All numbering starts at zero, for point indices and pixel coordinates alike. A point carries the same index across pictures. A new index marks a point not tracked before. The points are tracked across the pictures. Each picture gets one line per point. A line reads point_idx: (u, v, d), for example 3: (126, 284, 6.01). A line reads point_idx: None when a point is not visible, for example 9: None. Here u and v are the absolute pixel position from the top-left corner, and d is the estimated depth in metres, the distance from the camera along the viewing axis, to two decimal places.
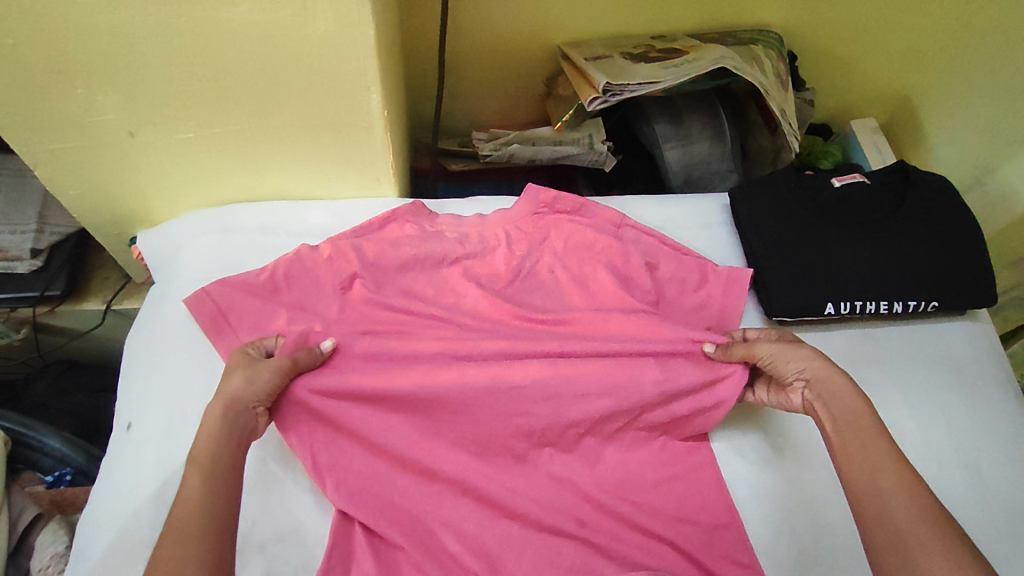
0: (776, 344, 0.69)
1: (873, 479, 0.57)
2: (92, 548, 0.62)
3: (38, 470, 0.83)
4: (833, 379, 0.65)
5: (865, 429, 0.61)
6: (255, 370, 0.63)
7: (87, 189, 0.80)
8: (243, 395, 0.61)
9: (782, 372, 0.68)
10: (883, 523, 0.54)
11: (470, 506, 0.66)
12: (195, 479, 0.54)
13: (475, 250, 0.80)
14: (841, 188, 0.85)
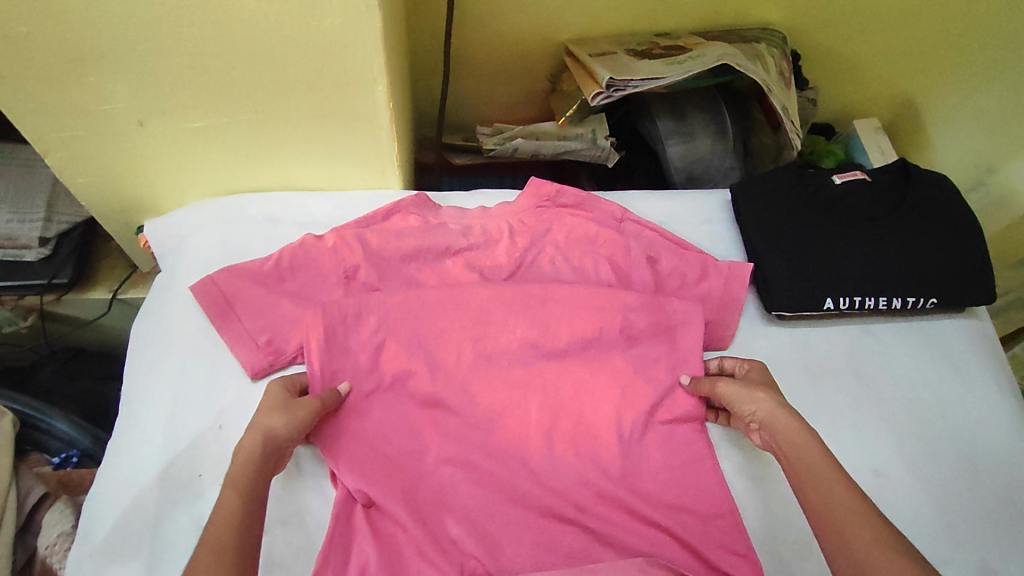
0: (734, 385, 0.69)
1: (820, 487, 0.58)
2: (97, 528, 0.63)
3: (45, 451, 0.83)
4: (781, 416, 0.65)
5: (811, 457, 0.61)
6: (295, 407, 0.64)
7: (96, 178, 0.82)
8: (280, 431, 0.62)
9: (740, 412, 0.69)
10: (831, 528, 0.55)
11: (470, 492, 0.67)
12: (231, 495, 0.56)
13: (477, 242, 0.81)
14: (841, 185, 0.85)
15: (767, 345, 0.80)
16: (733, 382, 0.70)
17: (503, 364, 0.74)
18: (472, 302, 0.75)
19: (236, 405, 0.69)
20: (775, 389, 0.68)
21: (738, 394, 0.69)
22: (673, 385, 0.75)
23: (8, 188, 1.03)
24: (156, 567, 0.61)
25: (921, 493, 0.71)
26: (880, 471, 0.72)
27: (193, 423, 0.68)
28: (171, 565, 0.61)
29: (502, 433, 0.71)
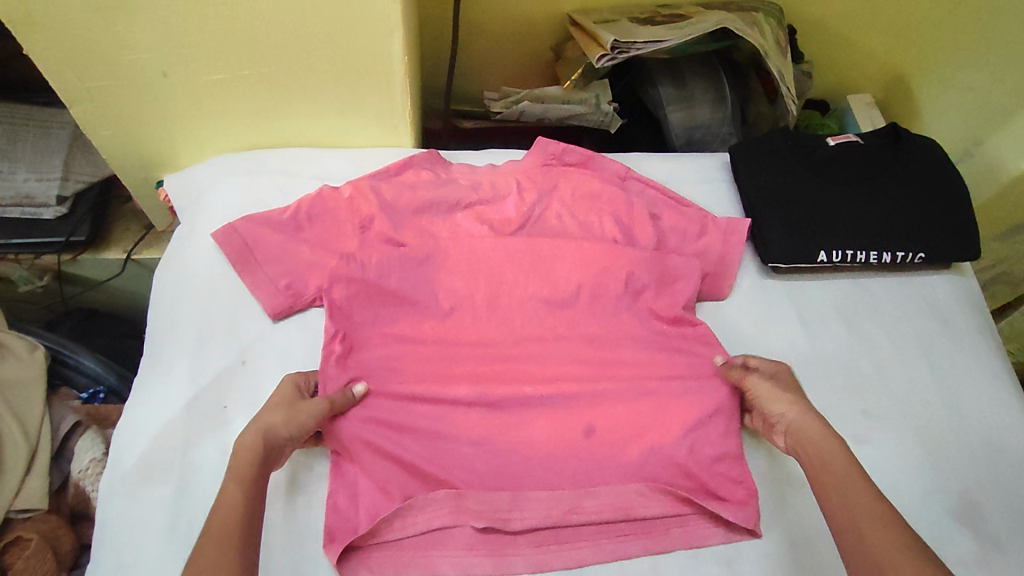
0: (768, 384, 0.71)
1: (840, 487, 0.60)
2: (128, 453, 0.67)
3: (73, 387, 0.86)
4: (811, 423, 0.67)
5: (835, 462, 0.62)
6: (296, 408, 0.65)
7: (119, 130, 0.84)
8: (278, 430, 0.63)
9: (768, 412, 0.70)
10: (850, 528, 0.57)
11: (483, 425, 0.71)
12: (232, 488, 0.58)
13: (486, 197, 0.84)
14: (834, 147, 0.89)
15: (762, 296, 0.84)
16: (764, 380, 0.72)
17: (512, 310, 0.78)
18: (483, 252, 0.80)
19: (259, 343, 0.73)
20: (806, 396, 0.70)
21: (770, 392, 0.70)
22: (673, 333, 0.79)
23: (26, 148, 1.06)
24: (187, 491, 0.64)
25: (906, 431, 0.76)
26: (869, 412, 0.76)
27: (218, 360, 0.71)
28: (200, 489, 0.65)
29: (512, 375, 0.74)
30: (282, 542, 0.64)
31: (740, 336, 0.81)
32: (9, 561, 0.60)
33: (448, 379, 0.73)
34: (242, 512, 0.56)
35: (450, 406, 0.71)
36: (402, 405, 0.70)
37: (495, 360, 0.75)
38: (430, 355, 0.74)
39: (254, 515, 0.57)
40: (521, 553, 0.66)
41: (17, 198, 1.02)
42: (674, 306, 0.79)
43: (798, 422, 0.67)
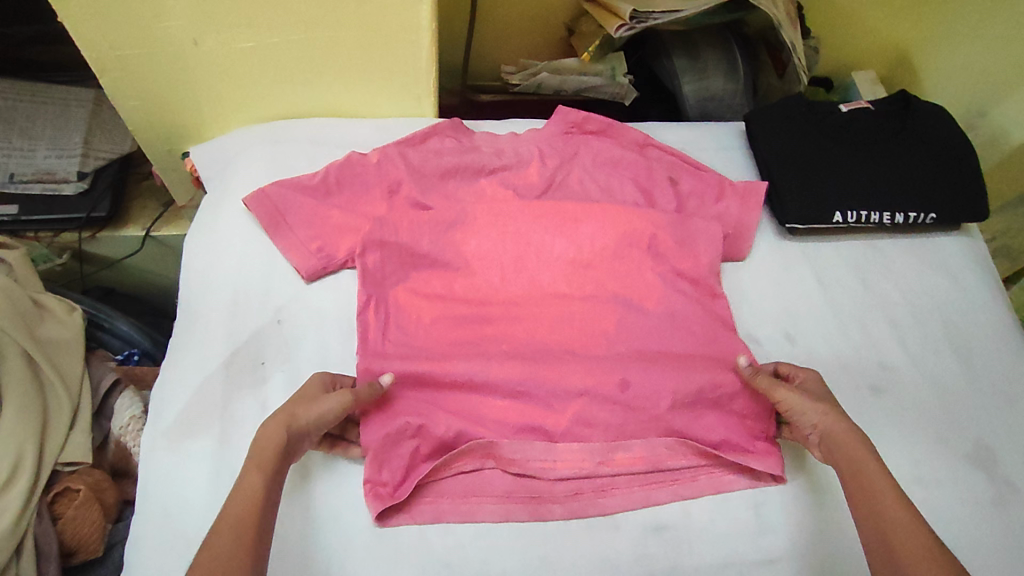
0: (798, 394, 0.68)
1: (871, 504, 0.59)
2: (168, 407, 0.68)
3: (108, 349, 0.87)
4: (846, 433, 0.65)
5: (867, 470, 0.62)
6: (322, 399, 0.63)
7: (147, 100, 0.85)
8: (305, 421, 0.61)
9: (798, 421, 0.69)
10: (881, 544, 0.57)
11: (515, 381, 0.72)
12: (253, 473, 0.56)
13: (510, 163, 0.86)
14: (847, 113, 0.92)
15: (779, 256, 0.86)
16: (793, 390, 0.69)
17: (539, 271, 0.79)
18: (509, 214, 0.81)
19: (293, 303, 0.74)
20: (835, 401, 0.68)
21: (798, 402, 0.68)
22: (697, 293, 0.81)
23: (45, 125, 1.07)
24: (228, 444, 0.66)
25: (923, 382, 0.78)
26: (886, 364, 0.79)
27: (253, 320, 0.73)
28: (241, 443, 0.66)
29: (541, 332, 0.76)
30: (319, 492, 0.65)
31: (760, 295, 0.83)
32: (60, 510, 0.63)
33: (480, 336, 0.75)
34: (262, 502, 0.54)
35: (482, 362, 0.73)
36: (436, 362, 0.72)
37: (524, 319, 0.76)
38: (461, 313, 0.76)
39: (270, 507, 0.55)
40: (557, 501, 0.67)
41: (38, 174, 1.03)
42: (697, 266, 0.81)
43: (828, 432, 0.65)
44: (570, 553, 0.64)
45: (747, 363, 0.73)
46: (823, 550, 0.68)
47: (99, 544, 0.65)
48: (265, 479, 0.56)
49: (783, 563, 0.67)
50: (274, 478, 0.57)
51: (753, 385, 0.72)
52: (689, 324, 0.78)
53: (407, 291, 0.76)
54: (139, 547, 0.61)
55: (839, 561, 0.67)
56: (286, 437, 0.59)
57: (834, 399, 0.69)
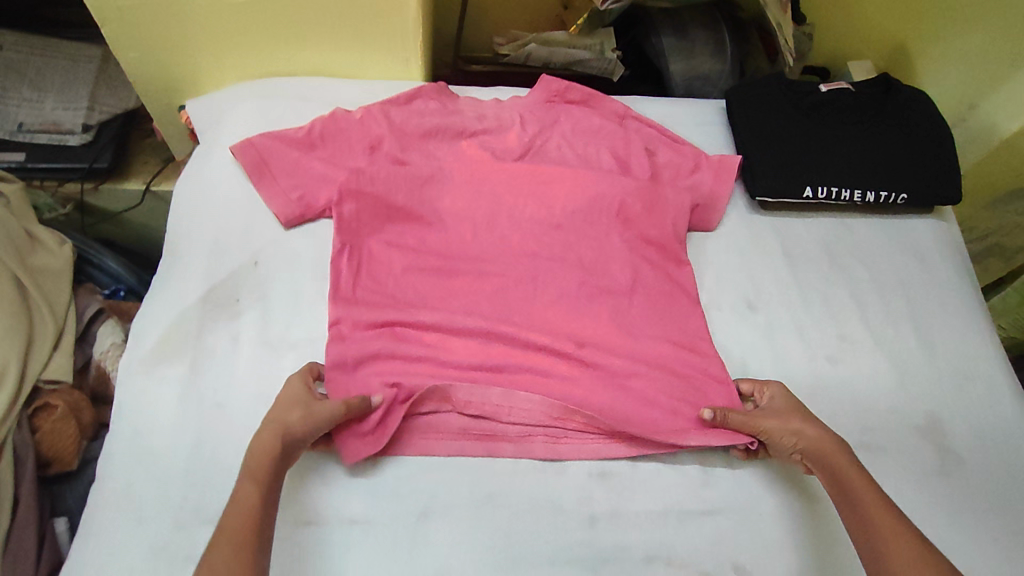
0: (773, 421, 0.67)
1: (862, 516, 0.60)
2: (147, 336, 0.71)
3: (96, 284, 0.93)
4: (828, 447, 0.65)
5: (850, 480, 0.62)
6: (315, 408, 0.63)
7: (146, 52, 0.89)
8: (299, 430, 0.61)
9: (777, 445, 0.67)
10: (872, 551, 0.57)
11: (478, 332, 0.74)
12: (247, 484, 0.57)
13: (491, 127, 0.88)
14: (827, 93, 0.93)
15: (749, 228, 0.88)
16: (767, 416, 0.69)
17: (510, 231, 0.82)
18: (484, 175, 0.84)
19: (271, 247, 0.78)
20: (811, 416, 0.68)
21: (776, 425, 0.67)
22: (665, 261, 0.82)
23: (55, 79, 1.12)
24: (199, 372, 0.69)
25: (881, 358, 0.80)
26: (845, 337, 0.81)
27: (233, 261, 0.76)
28: (211, 371, 0.70)
29: (508, 288, 0.78)
30: (302, 460, 0.66)
31: (728, 265, 0.85)
32: (38, 423, 0.69)
33: (449, 289, 0.77)
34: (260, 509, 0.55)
35: (448, 313, 0.75)
36: (404, 310, 0.75)
37: (493, 274, 0.79)
38: (431, 265, 0.78)
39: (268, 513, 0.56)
40: (510, 444, 0.69)
41: (46, 125, 1.08)
42: (666, 234, 0.83)
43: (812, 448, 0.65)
44: (518, 489, 0.67)
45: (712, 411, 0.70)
46: (768, 503, 0.69)
47: (75, 458, 0.72)
48: (257, 488, 0.57)
49: (727, 512, 0.68)
50: (267, 487, 0.57)
51: (728, 426, 0.70)
52: (653, 287, 0.80)
53: (381, 242, 0.79)
54: (110, 464, 0.65)
55: (783, 514, 0.69)
56: (280, 447, 0.60)
57: (808, 413, 0.69)
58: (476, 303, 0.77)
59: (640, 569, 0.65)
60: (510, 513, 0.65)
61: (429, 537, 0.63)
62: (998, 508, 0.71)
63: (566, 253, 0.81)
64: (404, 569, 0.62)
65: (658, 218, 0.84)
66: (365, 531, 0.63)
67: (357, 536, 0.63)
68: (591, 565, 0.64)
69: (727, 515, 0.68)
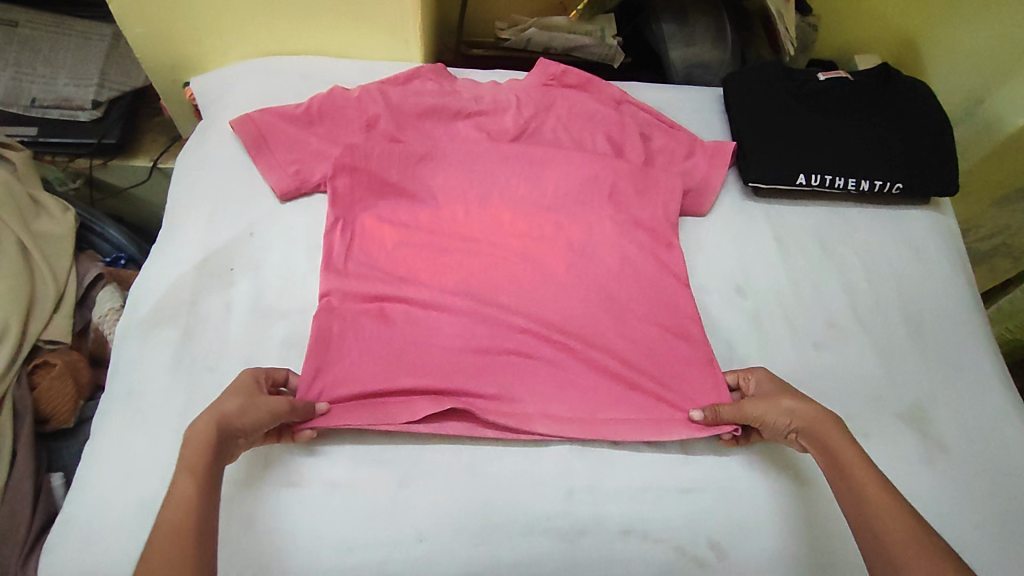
0: (762, 402, 0.67)
1: (853, 489, 0.59)
2: (144, 301, 0.73)
3: (97, 252, 0.98)
4: (821, 423, 0.64)
5: (844, 454, 0.61)
6: (259, 401, 0.60)
7: (153, 28, 0.91)
8: (235, 419, 0.58)
9: (772, 427, 0.67)
10: (865, 526, 0.56)
11: (466, 306, 0.75)
12: (183, 477, 0.53)
13: (487, 109, 0.89)
14: (824, 82, 0.93)
15: (742, 214, 0.88)
16: (761, 398, 0.68)
17: (502, 210, 0.83)
18: (478, 156, 0.85)
19: (267, 219, 0.79)
20: (799, 392, 0.68)
21: (766, 405, 0.67)
22: (656, 243, 0.83)
23: (68, 56, 1.14)
24: (193, 337, 0.71)
25: (869, 347, 0.80)
26: (833, 324, 0.81)
27: (228, 233, 0.78)
28: (204, 337, 0.71)
29: (499, 264, 0.79)
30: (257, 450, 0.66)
31: (718, 250, 0.85)
32: (37, 379, 0.75)
33: (438, 265, 0.78)
34: (196, 503, 0.51)
35: (437, 287, 0.76)
36: (393, 284, 0.76)
37: (482, 250, 0.80)
38: (422, 243, 0.80)
39: (210, 505, 0.53)
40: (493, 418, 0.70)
41: (58, 100, 1.11)
42: (659, 216, 0.84)
43: (804, 424, 0.64)
44: (499, 459, 0.68)
45: (702, 410, 0.70)
46: (748, 483, 0.70)
47: (69, 415, 0.78)
48: (194, 484, 0.53)
49: (705, 491, 0.69)
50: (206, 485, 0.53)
51: (722, 421, 0.69)
52: (642, 269, 0.81)
53: (374, 217, 0.80)
54: (103, 422, 0.67)
55: (761, 494, 0.69)
56: (215, 438, 0.56)
57: (796, 389, 0.69)
58: (466, 279, 0.78)
59: (616, 542, 0.65)
60: (490, 482, 0.67)
61: (410, 501, 0.65)
62: (981, 497, 0.71)
63: (557, 233, 0.82)
64: (383, 532, 0.63)
65: (648, 200, 0.85)
66: (346, 494, 0.64)
67: (339, 498, 0.64)
68: (567, 535, 0.65)
69: (705, 492, 0.69)
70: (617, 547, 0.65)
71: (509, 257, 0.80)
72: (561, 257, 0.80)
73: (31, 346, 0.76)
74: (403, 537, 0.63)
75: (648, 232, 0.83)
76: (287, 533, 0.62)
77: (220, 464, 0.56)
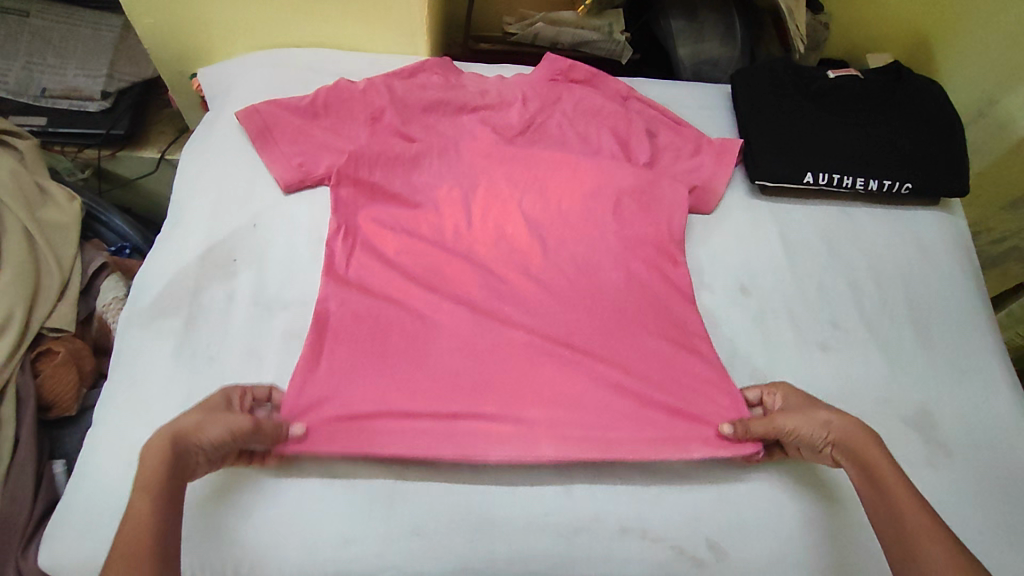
0: (798, 415, 0.65)
1: (889, 504, 0.58)
2: (146, 292, 0.74)
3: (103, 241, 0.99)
4: (856, 438, 0.63)
5: (880, 470, 0.60)
6: (220, 419, 0.58)
7: (160, 20, 0.91)
8: (192, 436, 0.56)
9: (807, 440, 0.65)
10: (902, 542, 0.55)
11: (468, 300, 0.75)
12: (140, 498, 0.52)
13: (492, 103, 0.88)
14: (834, 80, 0.92)
15: (748, 213, 0.87)
16: (795, 412, 0.66)
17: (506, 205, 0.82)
18: (483, 150, 0.84)
19: (270, 211, 0.79)
20: (832, 407, 0.66)
21: (803, 418, 0.65)
22: (661, 241, 0.81)
23: (78, 47, 1.15)
24: (192, 329, 0.71)
25: (874, 349, 0.79)
26: (838, 325, 0.80)
27: (229, 225, 0.78)
28: (204, 329, 0.72)
29: (502, 259, 0.78)
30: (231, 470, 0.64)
31: (722, 249, 0.84)
32: (41, 367, 0.76)
33: (440, 259, 0.77)
34: (154, 523, 0.51)
35: (439, 280, 0.76)
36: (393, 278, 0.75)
37: (483, 245, 0.79)
38: (424, 237, 0.79)
39: (168, 527, 0.52)
40: None
41: (67, 91, 1.11)
42: (666, 214, 0.83)
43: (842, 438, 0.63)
44: (498, 456, 0.67)
45: (732, 424, 0.67)
46: (749, 485, 0.69)
47: (71, 403, 0.79)
48: (149, 505, 0.52)
49: (705, 491, 0.68)
50: (168, 504, 0.53)
51: (754, 434, 0.66)
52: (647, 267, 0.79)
53: (375, 210, 0.79)
54: (103, 412, 0.67)
55: (762, 494, 0.68)
56: (174, 453, 0.55)
57: (826, 405, 0.68)
58: (470, 275, 0.77)
59: (614, 540, 0.65)
60: (489, 477, 0.66)
61: (406, 493, 0.65)
62: (987, 505, 0.70)
63: (562, 230, 0.81)
64: (380, 526, 0.63)
65: (654, 197, 0.84)
66: (343, 488, 0.64)
67: (337, 490, 0.64)
68: (565, 533, 0.65)
69: (705, 491, 0.68)
70: (614, 545, 0.65)
71: (513, 252, 0.79)
72: (565, 253, 0.79)
73: (35, 334, 0.76)
74: (400, 532, 0.63)
75: (653, 230, 0.82)
76: (284, 525, 0.62)
77: (181, 484, 0.55)
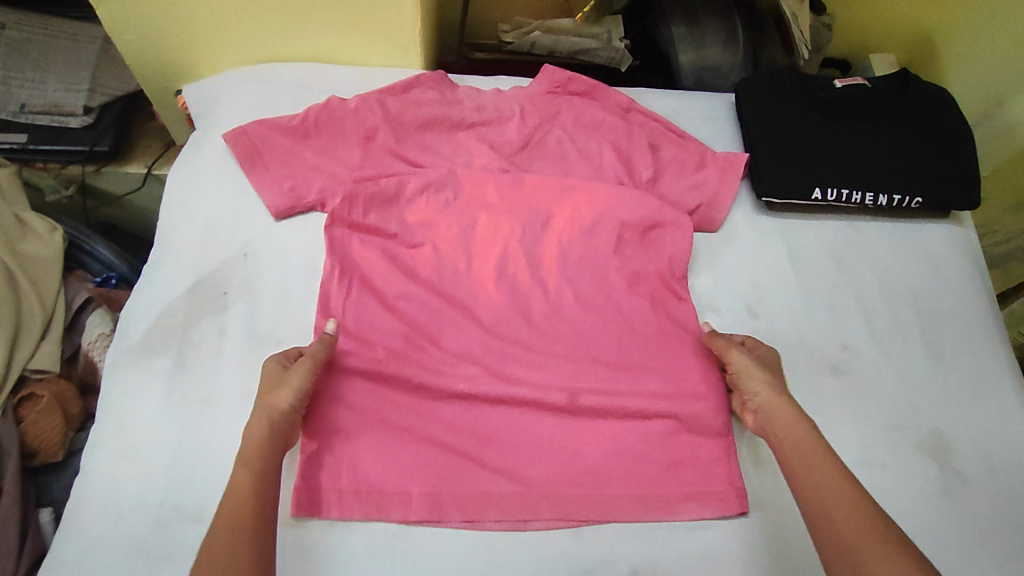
0: (747, 358, 0.68)
1: (809, 474, 0.57)
2: (135, 326, 0.71)
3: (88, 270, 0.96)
4: (780, 409, 0.63)
5: (804, 445, 0.59)
6: (291, 377, 0.62)
7: (143, 36, 0.87)
8: (287, 406, 0.60)
9: (743, 390, 0.68)
10: (819, 513, 0.54)
11: (469, 330, 0.72)
12: (242, 473, 0.55)
13: (489, 118, 0.85)
14: (841, 89, 0.89)
15: (755, 229, 0.85)
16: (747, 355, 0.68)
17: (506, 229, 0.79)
18: (480, 170, 0.81)
19: (261, 238, 0.76)
20: (781, 376, 0.67)
21: (746, 365, 0.67)
22: (667, 263, 0.79)
23: (58, 60, 1.11)
24: (187, 363, 0.69)
25: (885, 368, 0.77)
26: (849, 345, 0.78)
27: (222, 253, 0.75)
28: (197, 362, 0.69)
29: (502, 286, 0.75)
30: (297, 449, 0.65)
31: (729, 269, 0.82)
32: (24, 413, 0.74)
33: (439, 287, 0.75)
34: (256, 498, 0.53)
35: (439, 309, 0.73)
36: (391, 307, 0.73)
37: (482, 271, 0.76)
38: (421, 263, 0.76)
39: (272, 497, 0.55)
40: (495, 452, 0.67)
41: (47, 106, 1.07)
42: (671, 235, 0.80)
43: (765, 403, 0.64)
44: (502, 496, 0.65)
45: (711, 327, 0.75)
46: (760, 518, 0.67)
47: (59, 448, 0.76)
48: (252, 477, 0.54)
49: (717, 526, 0.66)
50: (266, 484, 0.55)
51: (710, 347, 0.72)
52: (652, 290, 0.77)
53: (369, 236, 0.76)
54: (93, 454, 0.64)
55: (774, 528, 0.67)
56: (274, 431, 0.58)
57: (780, 373, 0.68)
58: (470, 303, 0.74)
59: None
60: (494, 518, 0.64)
61: (410, 531, 0.63)
62: (1002, 532, 0.68)
63: (565, 254, 0.78)
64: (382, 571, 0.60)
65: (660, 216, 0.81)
66: (343, 532, 0.62)
67: (337, 534, 0.62)
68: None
69: (717, 527, 0.66)
70: None
71: (513, 278, 0.76)
72: (569, 279, 0.77)
73: (18, 376, 0.74)
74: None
75: (658, 251, 0.79)
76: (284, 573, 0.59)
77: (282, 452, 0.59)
